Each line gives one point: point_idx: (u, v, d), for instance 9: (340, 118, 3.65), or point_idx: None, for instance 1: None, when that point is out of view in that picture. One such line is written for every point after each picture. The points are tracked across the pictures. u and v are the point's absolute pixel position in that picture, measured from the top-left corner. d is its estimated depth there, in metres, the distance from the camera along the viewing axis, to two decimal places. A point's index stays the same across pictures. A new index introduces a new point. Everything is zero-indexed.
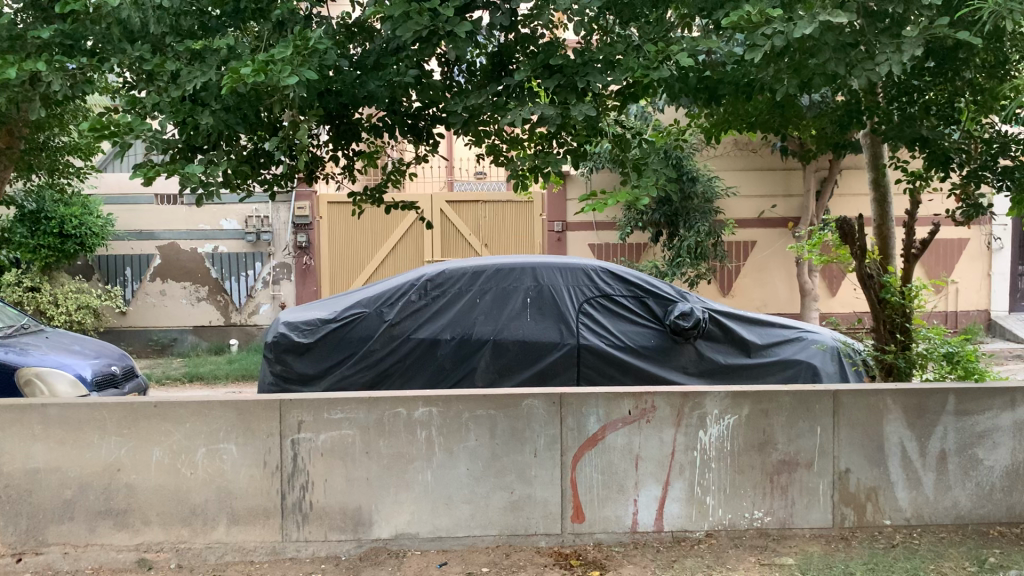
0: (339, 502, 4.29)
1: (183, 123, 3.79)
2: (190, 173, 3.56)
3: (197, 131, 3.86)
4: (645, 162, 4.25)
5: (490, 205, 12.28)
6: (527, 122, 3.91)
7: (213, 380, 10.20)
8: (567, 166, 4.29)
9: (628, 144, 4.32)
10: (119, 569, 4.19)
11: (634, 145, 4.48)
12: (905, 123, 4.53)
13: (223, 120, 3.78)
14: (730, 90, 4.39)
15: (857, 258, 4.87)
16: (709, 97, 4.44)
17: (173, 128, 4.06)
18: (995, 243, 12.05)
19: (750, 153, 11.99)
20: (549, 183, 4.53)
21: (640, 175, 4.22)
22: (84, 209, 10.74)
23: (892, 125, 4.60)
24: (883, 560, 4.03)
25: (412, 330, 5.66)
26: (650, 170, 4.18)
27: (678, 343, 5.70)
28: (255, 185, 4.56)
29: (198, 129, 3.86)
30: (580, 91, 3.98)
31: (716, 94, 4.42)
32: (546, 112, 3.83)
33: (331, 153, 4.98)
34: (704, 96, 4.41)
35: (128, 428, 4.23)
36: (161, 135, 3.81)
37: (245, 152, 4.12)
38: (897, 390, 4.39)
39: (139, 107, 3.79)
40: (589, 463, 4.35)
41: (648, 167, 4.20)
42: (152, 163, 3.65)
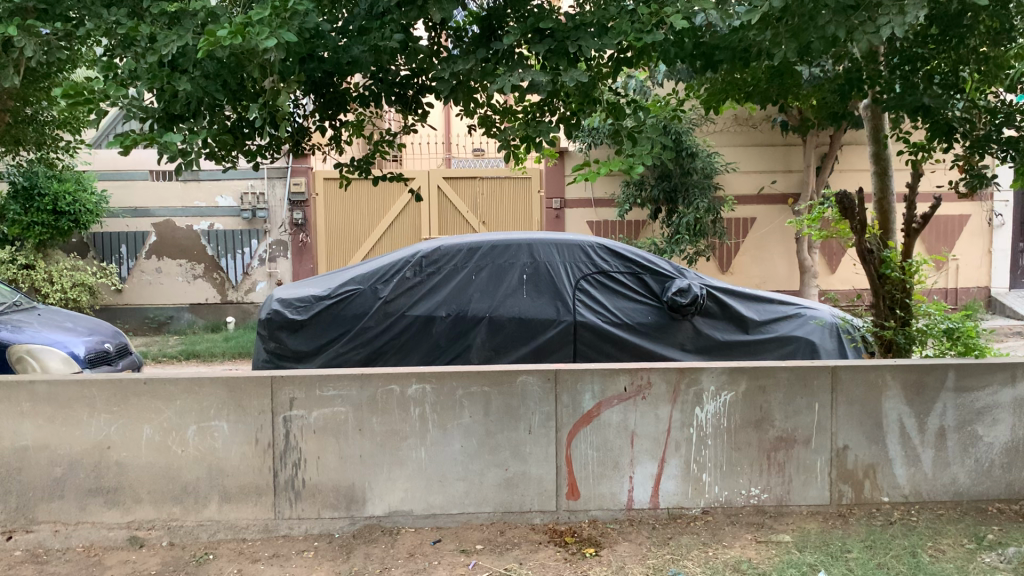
0: (333, 479, 4.25)
1: (161, 91, 3.69)
2: (167, 142, 3.47)
3: (175, 99, 3.78)
4: (640, 130, 4.17)
5: (487, 182, 12.18)
6: (518, 88, 3.81)
7: (210, 358, 10.16)
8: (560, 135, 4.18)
9: (623, 113, 4.24)
10: (111, 547, 4.18)
11: (630, 114, 4.39)
12: (906, 91, 4.37)
13: (202, 86, 3.70)
14: (728, 56, 4.26)
15: (858, 233, 4.81)
16: (705, 65, 4.36)
17: (152, 96, 3.96)
18: (996, 220, 11.97)
19: (750, 129, 11.91)
20: (540, 152, 4.44)
21: (634, 144, 4.15)
22: (78, 186, 10.67)
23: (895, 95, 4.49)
24: (880, 536, 3.98)
25: (407, 307, 5.60)
26: (643, 139, 4.11)
27: (675, 320, 5.64)
28: (241, 156, 4.50)
29: (176, 96, 3.77)
30: (570, 57, 3.88)
31: (714, 60, 4.29)
32: (537, 79, 3.72)
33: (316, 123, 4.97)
34: (700, 61, 4.32)
35: (118, 405, 4.18)
36: (139, 102, 3.74)
37: (228, 121, 4.03)
38: (897, 365, 4.33)
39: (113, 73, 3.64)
40: (585, 440, 4.31)
41: (643, 135, 4.12)
42: (130, 132, 3.54)
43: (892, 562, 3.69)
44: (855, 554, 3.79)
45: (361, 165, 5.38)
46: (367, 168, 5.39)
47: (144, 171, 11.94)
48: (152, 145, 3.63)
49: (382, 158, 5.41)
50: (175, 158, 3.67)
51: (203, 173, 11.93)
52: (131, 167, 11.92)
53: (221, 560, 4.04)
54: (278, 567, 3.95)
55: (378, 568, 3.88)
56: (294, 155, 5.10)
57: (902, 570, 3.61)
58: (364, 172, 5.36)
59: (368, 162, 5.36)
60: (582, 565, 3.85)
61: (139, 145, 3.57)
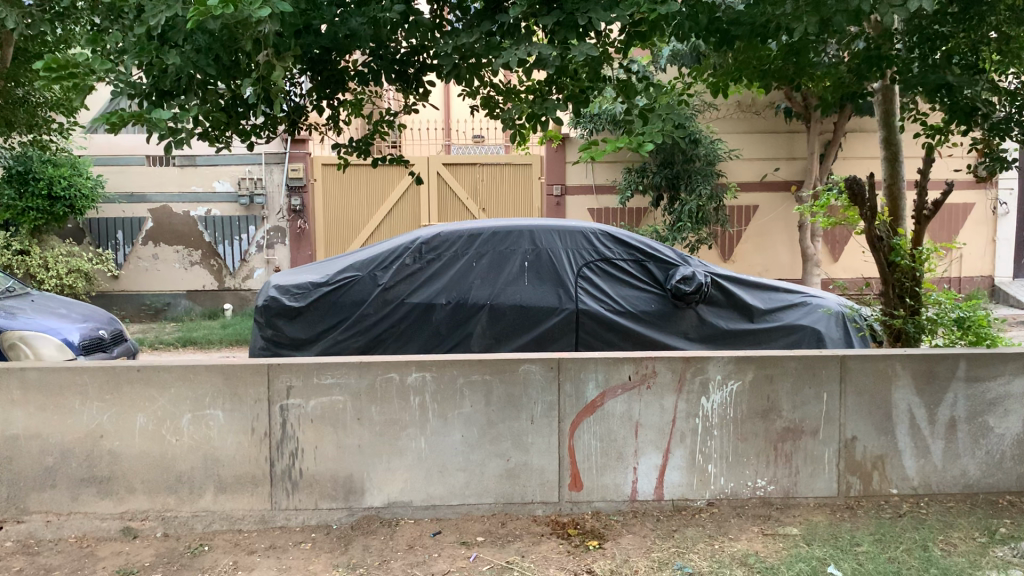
0: (331, 469, 4.16)
1: (149, 66, 3.58)
2: (157, 118, 3.34)
3: (164, 74, 3.67)
4: (653, 109, 4.07)
5: (487, 168, 12.05)
6: (525, 62, 3.68)
7: (207, 345, 10.07)
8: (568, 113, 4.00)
9: (634, 90, 4.13)
10: (104, 537, 4.09)
11: (640, 93, 4.26)
12: (930, 69, 4.29)
13: (191, 61, 3.56)
14: (746, 32, 4.09)
15: (867, 220, 4.71)
16: (720, 40, 4.17)
17: (141, 71, 3.85)
18: (1001, 208, 11.87)
19: (753, 116, 11.79)
20: (549, 131, 4.33)
21: (644, 124, 4.05)
22: (74, 170, 10.51)
23: (912, 75, 4.37)
24: (890, 530, 3.88)
25: (407, 295, 5.50)
26: (656, 118, 4.02)
27: (679, 309, 5.54)
28: (236, 135, 4.38)
29: (165, 71, 3.62)
30: (580, 28, 3.68)
31: (730, 36, 4.12)
32: (545, 52, 3.59)
33: (313, 102, 4.86)
34: (711, 39, 4.20)
35: (111, 393, 4.09)
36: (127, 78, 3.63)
37: (221, 99, 3.88)
38: (907, 355, 4.24)
39: (97, 45, 3.49)
40: (588, 430, 4.22)
41: (654, 114, 4.04)
42: (117, 109, 3.39)
43: (904, 556, 3.60)
44: (865, 547, 3.70)
45: (360, 147, 5.26)
46: (365, 149, 5.27)
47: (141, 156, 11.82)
48: (141, 124, 3.51)
49: (381, 138, 5.29)
50: (165, 136, 3.59)
51: (199, 158, 11.82)
52: (127, 152, 11.80)
53: (216, 551, 3.95)
54: (275, 559, 3.86)
55: (377, 560, 3.80)
56: (288, 134, 4.99)
57: (914, 564, 3.52)
58: (362, 154, 5.24)
59: (366, 144, 5.25)
60: (585, 558, 3.77)
61: (125, 122, 3.42)
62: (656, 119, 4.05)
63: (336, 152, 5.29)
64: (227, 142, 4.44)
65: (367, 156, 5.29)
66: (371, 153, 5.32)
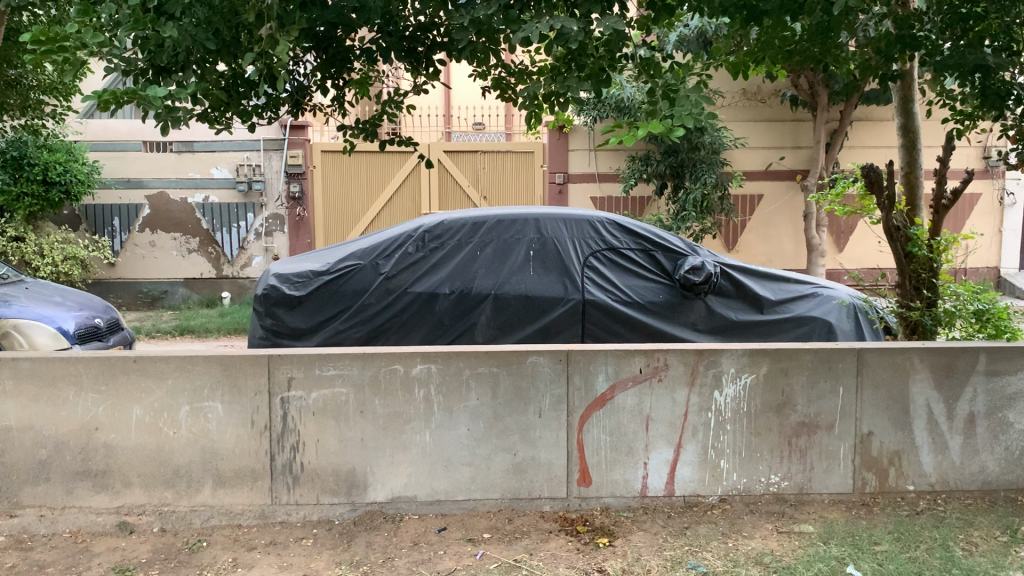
0: (333, 463, 4.04)
1: (143, 41, 3.45)
2: (152, 96, 3.21)
3: (161, 49, 3.53)
4: (678, 90, 3.97)
5: (488, 156, 11.90)
6: (544, 37, 3.54)
7: (205, 334, 9.94)
8: (587, 91, 3.85)
9: (657, 68, 3.97)
10: (99, 532, 3.98)
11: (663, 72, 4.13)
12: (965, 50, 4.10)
13: (190, 33, 3.39)
14: (776, 6, 3.87)
15: (884, 209, 4.59)
16: (749, 16, 3.98)
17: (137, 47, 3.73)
18: (1008, 198, 11.75)
19: (759, 104, 11.67)
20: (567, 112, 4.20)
21: (669, 105, 3.96)
22: (69, 156, 10.34)
23: (942, 57, 4.26)
24: (909, 529, 3.77)
25: (409, 284, 5.37)
26: (682, 99, 3.93)
27: (687, 299, 5.42)
28: (237, 116, 4.24)
29: (161, 46, 3.47)
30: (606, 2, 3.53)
31: (758, 12, 3.92)
32: (569, 27, 3.44)
33: (317, 82, 4.72)
34: (741, 16, 4.07)
35: (106, 384, 3.96)
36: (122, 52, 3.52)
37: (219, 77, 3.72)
38: (925, 348, 4.13)
39: (91, 17, 3.35)
40: (597, 424, 4.10)
41: (680, 94, 3.96)
42: (110, 87, 3.29)
43: (925, 556, 3.50)
44: (884, 547, 3.59)
45: (367, 129, 5.14)
46: (372, 132, 5.15)
47: (138, 142, 11.70)
48: (136, 101, 3.38)
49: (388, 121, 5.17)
50: (162, 115, 3.45)
51: (197, 143, 11.70)
52: (124, 138, 11.69)
53: (215, 548, 3.84)
54: (275, 556, 3.75)
55: (382, 558, 3.68)
56: (292, 116, 4.86)
57: (936, 565, 3.42)
58: (369, 137, 5.12)
59: (373, 126, 5.13)
60: (596, 556, 3.66)
61: (120, 99, 3.31)
62: (683, 100, 3.95)
63: (342, 134, 5.17)
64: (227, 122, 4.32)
65: (373, 139, 5.17)
66: (377, 136, 5.20)
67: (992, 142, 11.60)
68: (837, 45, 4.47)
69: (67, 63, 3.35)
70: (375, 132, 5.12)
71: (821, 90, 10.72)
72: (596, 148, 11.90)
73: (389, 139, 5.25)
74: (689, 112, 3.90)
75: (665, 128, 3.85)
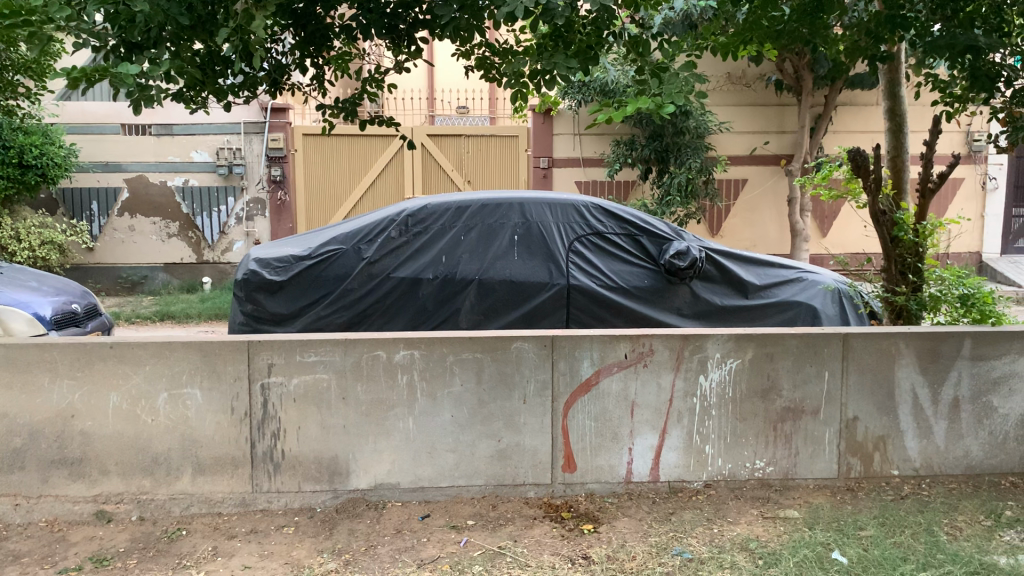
0: (315, 450, 3.99)
1: (112, 15, 3.36)
2: (123, 73, 3.12)
3: (131, 24, 3.45)
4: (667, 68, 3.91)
5: (473, 140, 11.82)
6: (529, 14, 3.46)
7: (185, 319, 9.84)
8: (576, 70, 3.79)
9: (646, 46, 3.89)
10: (76, 521, 3.91)
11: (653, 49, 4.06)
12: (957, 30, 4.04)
13: (162, 8, 3.30)
14: None
15: (871, 193, 4.58)
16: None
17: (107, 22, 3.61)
18: (990, 183, 11.80)
19: (743, 88, 11.60)
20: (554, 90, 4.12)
21: (659, 83, 3.91)
22: (45, 138, 10.17)
23: (932, 38, 4.20)
24: (893, 514, 3.76)
25: (392, 269, 5.31)
26: (672, 77, 3.87)
27: (672, 284, 5.39)
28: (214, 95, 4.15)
29: (132, 20, 3.37)
30: None
31: None
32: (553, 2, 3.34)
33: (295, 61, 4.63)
34: None
35: (82, 370, 3.88)
36: (91, 26, 3.41)
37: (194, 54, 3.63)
38: (911, 333, 4.12)
39: None
40: (582, 410, 4.06)
41: (669, 73, 3.91)
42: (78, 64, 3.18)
43: (909, 541, 3.50)
44: (869, 532, 3.59)
45: (347, 108, 5.04)
46: (352, 110, 5.06)
47: (115, 125, 11.48)
48: (106, 79, 3.29)
49: (370, 99, 5.09)
50: (133, 92, 3.36)
51: (176, 126, 11.51)
52: (101, 121, 11.47)
53: (195, 536, 3.78)
54: (256, 544, 3.69)
55: (364, 546, 3.64)
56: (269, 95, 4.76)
57: (920, 550, 3.41)
58: (349, 116, 5.03)
59: (352, 105, 5.04)
60: (580, 542, 3.63)
61: (90, 78, 3.21)
62: (673, 79, 3.88)
63: (321, 113, 5.07)
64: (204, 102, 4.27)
65: (353, 118, 5.08)
66: (357, 115, 5.10)
67: (975, 127, 11.63)
68: (826, 26, 4.41)
69: (35, 38, 3.24)
70: (355, 111, 5.03)
71: (806, 74, 10.71)
72: (581, 132, 11.84)
73: (370, 118, 5.18)
74: (680, 90, 3.83)
75: (654, 105, 3.82)
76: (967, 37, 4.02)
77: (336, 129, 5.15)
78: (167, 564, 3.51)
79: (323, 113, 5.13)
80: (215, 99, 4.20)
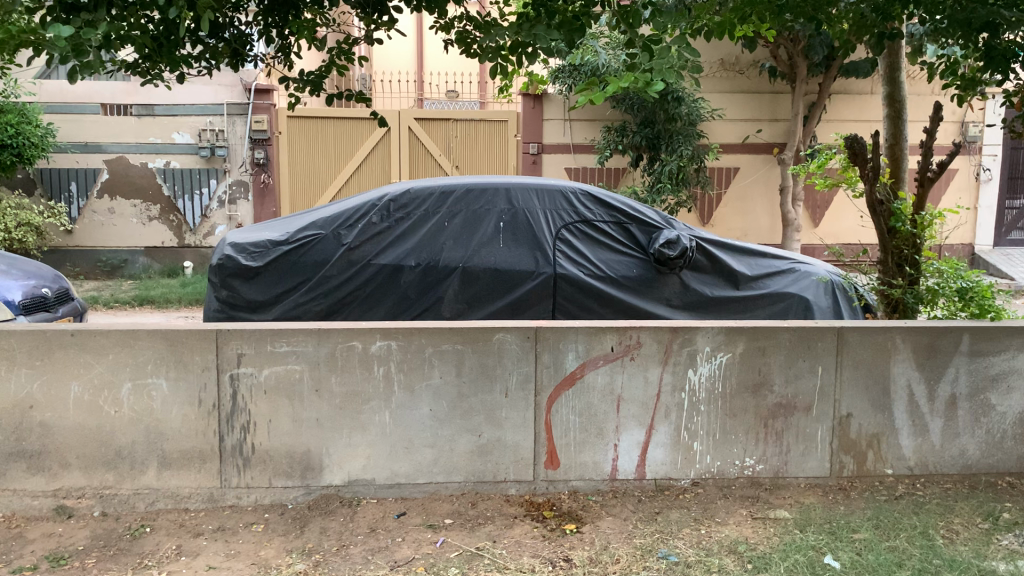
0: (287, 444, 3.82)
1: None
2: (53, 34, 3.06)
3: None
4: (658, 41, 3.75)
5: (461, 124, 11.60)
6: None
7: (165, 304, 9.63)
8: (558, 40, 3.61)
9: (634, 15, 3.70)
10: (35, 517, 3.72)
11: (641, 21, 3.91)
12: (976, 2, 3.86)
13: None
14: None
15: (869, 181, 4.42)
16: None
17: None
18: (984, 174, 11.68)
19: (737, 75, 11.42)
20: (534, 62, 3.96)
21: (649, 57, 3.74)
22: (21, 118, 9.93)
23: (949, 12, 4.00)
24: (889, 516, 3.62)
25: (373, 256, 5.12)
26: (662, 51, 3.70)
27: (661, 274, 5.22)
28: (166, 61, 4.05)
29: None
30: None
31: None
32: None
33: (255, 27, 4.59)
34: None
35: (42, 359, 3.69)
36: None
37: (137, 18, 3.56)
38: (907, 327, 3.97)
39: None
40: (566, 404, 3.90)
41: (660, 46, 3.74)
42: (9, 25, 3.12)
43: (905, 545, 3.35)
44: (863, 535, 3.44)
45: (312, 81, 4.93)
46: (317, 83, 4.95)
47: (96, 105, 11.20)
48: (37, 41, 3.23)
49: (337, 72, 4.95)
50: (68, 55, 3.28)
51: (158, 107, 11.25)
52: (81, 100, 11.18)
53: (159, 534, 3.61)
54: (223, 543, 3.52)
55: (336, 545, 3.47)
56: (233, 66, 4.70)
57: (916, 555, 3.28)
58: (314, 89, 4.92)
59: (318, 78, 4.93)
60: (563, 543, 3.48)
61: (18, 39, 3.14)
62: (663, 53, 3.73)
63: (284, 86, 4.96)
64: (161, 77, 4.43)
65: (319, 92, 4.97)
66: (322, 88, 4.99)
67: (969, 117, 11.50)
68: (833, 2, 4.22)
69: None
70: (319, 84, 4.91)
71: (800, 61, 10.53)
72: (572, 117, 11.62)
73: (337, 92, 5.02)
74: (669, 65, 3.68)
75: (641, 82, 3.60)
76: (986, 10, 3.84)
77: (302, 103, 5.05)
78: (128, 563, 3.34)
79: (287, 86, 5.00)
80: (170, 70, 4.26)
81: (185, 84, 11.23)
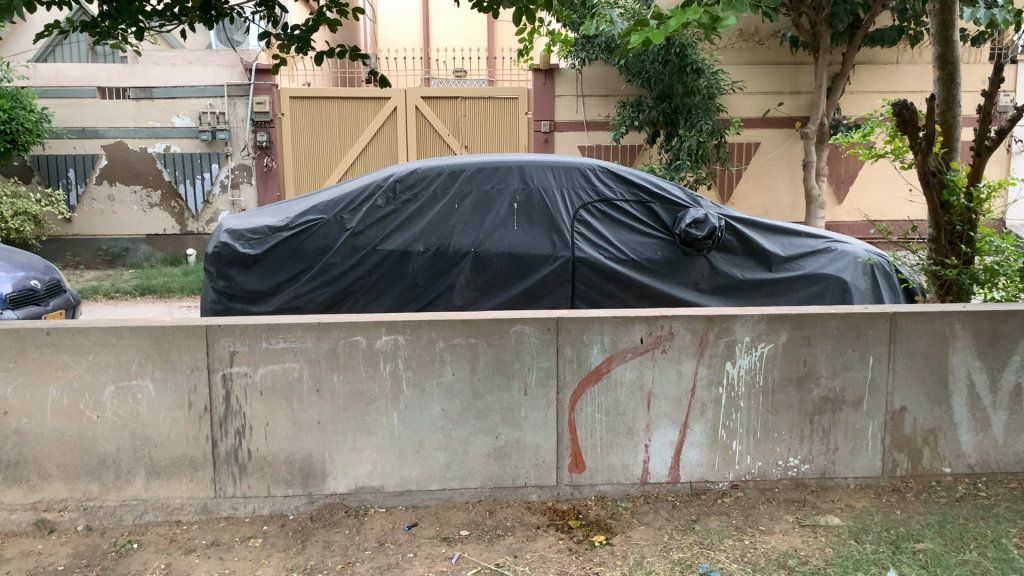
0: (285, 450, 3.48)
1: None
2: None
3: None
4: None
5: (471, 102, 11.18)
6: None
7: (167, 294, 9.31)
8: None
9: None
10: (13, 533, 3.41)
11: None
12: None
13: None
14: None
15: (921, 153, 4.00)
16: None
17: None
18: (1017, 145, 11.21)
19: (757, 46, 10.93)
20: None
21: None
22: (14, 103, 9.60)
23: None
24: (952, 523, 3.26)
25: (379, 241, 4.76)
26: None
27: (688, 257, 4.83)
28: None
29: None
30: None
31: None
32: None
33: None
34: None
35: (16, 360, 3.37)
36: None
37: None
38: (966, 312, 3.60)
39: None
40: (591, 401, 3.55)
41: None
42: None
43: (977, 558, 3.00)
44: (926, 545, 3.09)
45: (299, 38, 4.82)
46: (305, 41, 4.83)
47: (92, 88, 10.87)
48: None
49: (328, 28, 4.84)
50: None
51: (156, 90, 10.92)
52: (77, 83, 10.85)
53: (147, 550, 3.28)
54: (216, 561, 3.19)
55: (340, 563, 3.14)
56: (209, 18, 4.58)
57: (991, 570, 2.92)
58: (302, 46, 4.80)
59: (305, 35, 4.81)
60: (592, 558, 3.13)
61: None
62: None
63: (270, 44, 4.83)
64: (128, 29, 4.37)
65: (306, 50, 4.85)
66: (309, 46, 4.87)
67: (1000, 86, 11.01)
68: None
69: None
70: (307, 41, 4.80)
71: (824, 30, 10.01)
72: (584, 93, 11.20)
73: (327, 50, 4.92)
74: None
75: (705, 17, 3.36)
76: None
77: (289, 62, 4.93)
78: None
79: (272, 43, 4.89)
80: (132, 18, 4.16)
81: (184, 66, 10.91)
